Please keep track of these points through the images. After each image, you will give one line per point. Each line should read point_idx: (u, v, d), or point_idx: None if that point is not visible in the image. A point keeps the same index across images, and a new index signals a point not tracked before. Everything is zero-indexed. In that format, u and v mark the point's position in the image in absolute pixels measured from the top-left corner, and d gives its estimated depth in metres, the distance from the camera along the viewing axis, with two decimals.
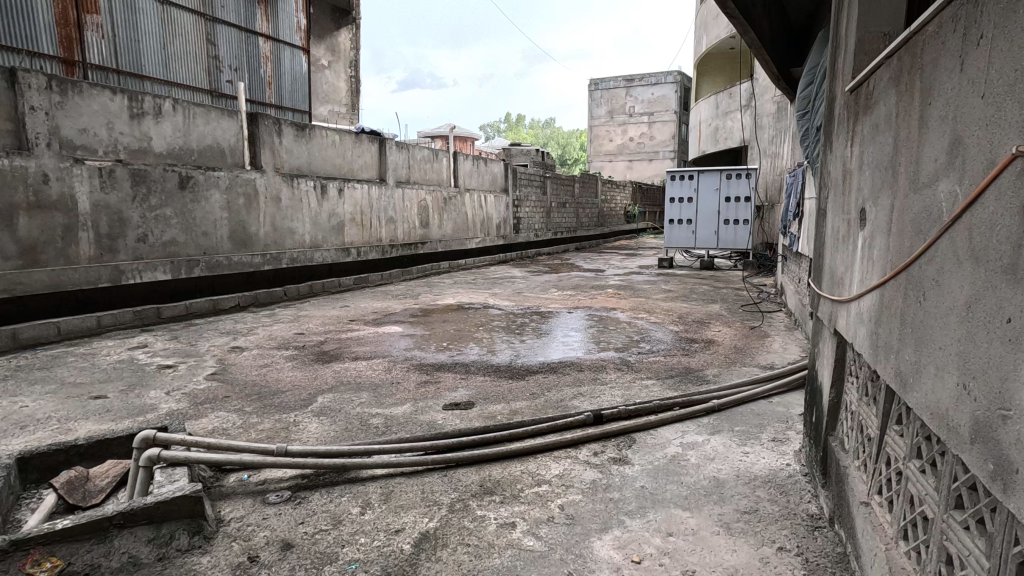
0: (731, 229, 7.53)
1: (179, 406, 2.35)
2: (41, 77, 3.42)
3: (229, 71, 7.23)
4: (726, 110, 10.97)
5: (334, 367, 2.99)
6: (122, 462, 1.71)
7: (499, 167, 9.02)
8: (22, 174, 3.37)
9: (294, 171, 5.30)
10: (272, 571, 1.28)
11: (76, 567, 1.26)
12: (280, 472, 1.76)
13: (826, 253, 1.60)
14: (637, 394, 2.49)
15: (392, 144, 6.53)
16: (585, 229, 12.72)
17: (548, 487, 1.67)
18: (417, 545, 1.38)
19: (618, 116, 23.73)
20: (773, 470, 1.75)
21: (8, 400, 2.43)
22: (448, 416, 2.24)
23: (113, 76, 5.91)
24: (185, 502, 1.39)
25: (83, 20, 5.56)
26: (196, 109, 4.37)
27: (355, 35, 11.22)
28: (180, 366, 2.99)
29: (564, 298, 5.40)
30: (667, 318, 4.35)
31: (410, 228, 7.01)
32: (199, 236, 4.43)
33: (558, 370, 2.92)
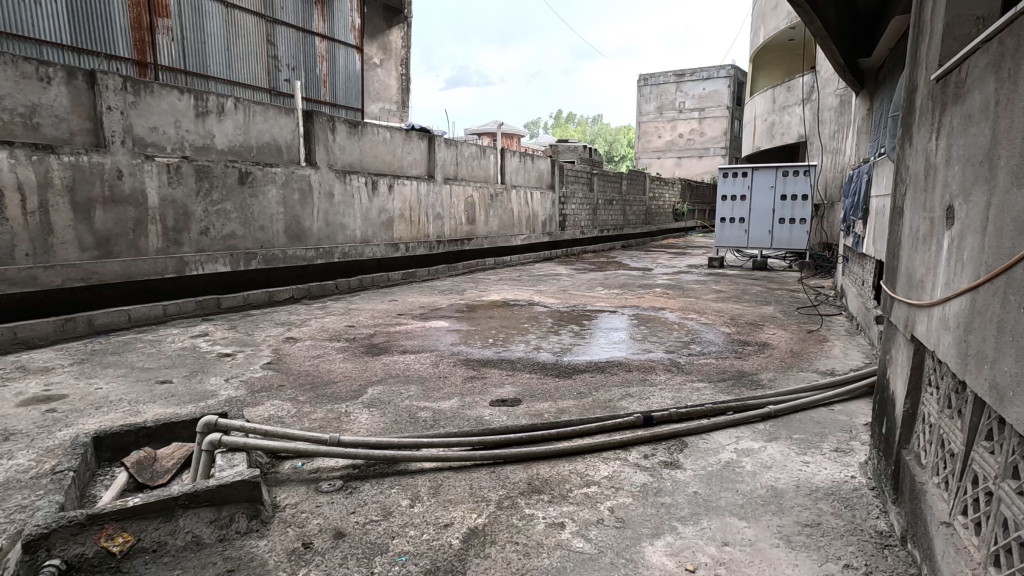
0: (786, 229, 7.22)
1: (238, 393, 2.45)
2: (117, 78, 3.61)
3: (287, 71, 7.48)
4: (783, 104, 10.53)
5: (383, 360, 3.04)
6: (186, 446, 1.79)
7: (546, 164, 8.99)
8: (99, 170, 3.57)
9: (347, 168, 5.43)
10: (326, 559, 1.31)
11: (144, 543, 1.33)
12: (332, 461, 1.79)
13: (903, 254, 1.50)
14: (689, 397, 2.42)
15: (441, 140, 6.59)
16: (632, 227, 12.51)
17: (597, 488, 1.64)
18: (466, 540, 1.38)
19: (668, 112, 23.21)
20: (836, 482, 1.66)
21: (85, 382, 2.60)
22: (495, 412, 2.24)
23: (181, 77, 6.21)
24: (243, 487, 1.44)
25: (155, 24, 5.86)
26: (255, 108, 4.54)
27: (406, 34, 11.38)
28: (238, 355, 3.12)
29: (611, 297, 5.30)
30: (718, 319, 4.21)
31: (457, 224, 7.07)
32: (256, 230, 4.61)
33: (605, 370, 2.88)
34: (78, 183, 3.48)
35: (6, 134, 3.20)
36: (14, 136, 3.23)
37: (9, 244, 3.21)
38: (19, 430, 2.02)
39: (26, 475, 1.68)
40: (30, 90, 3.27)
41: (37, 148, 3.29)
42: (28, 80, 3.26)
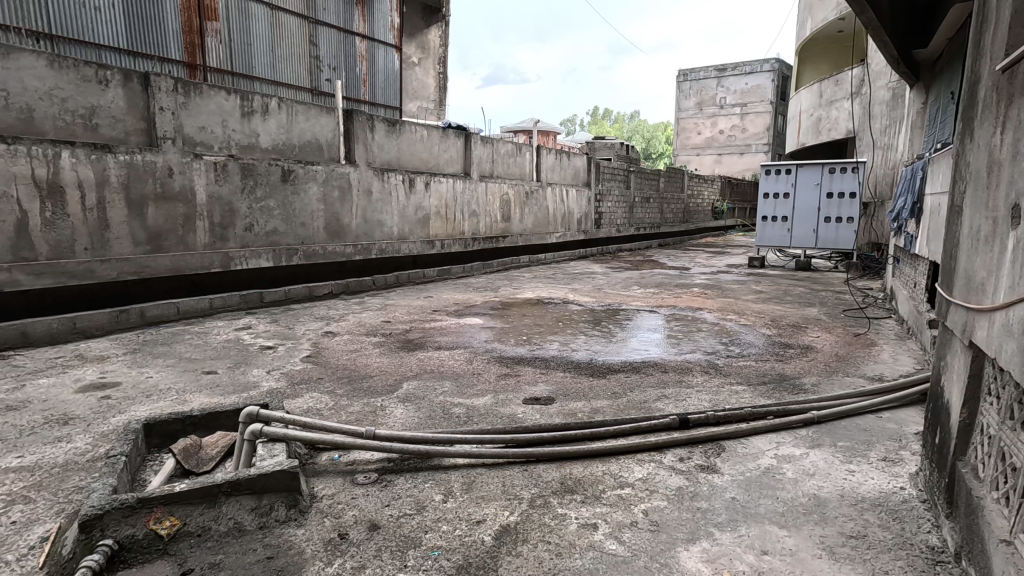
0: (832, 228, 6.96)
1: (278, 385, 2.52)
2: (169, 80, 3.76)
3: (328, 71, 7.64)
4: (831, 98, 10.15)
5: (418, 356, 3.08)
6: (230, 435, 1.85)
7: (582, 161, 8.92)
8: (152, 168, 3.73)
9: (385, 166, 5.51)
10: (361, 550, 1.33)
11: (190, 527, 1.38)
12: (368, 455, 1.82)
13: (962, 255, 1.42)
14: (727, 400, 2.36)
15: (477, 138, 6.63)
16: (670, 225, 12.29)
17: (631, 490, 1.61)
18: (498, 538, 1.38)
19: (708, 108, 22.69)
20: (884, 493, 1.59)
21: (136, 371, 2.72)
22: (528, 410, 2.24)
23: (228, 78, 6.42)
24: (283, 477, 1.48)
25: (204, 27, 6.07)
26: (298, 107, 4.65)
27: (444, 33, 11.48)
28: (279, 348, 3.21)
29: (647, 296, 5.22)
30: (758, 320, 4.10)
31: (492, 222, 7.10)
32: (298, 227, 4.73)
33: (640, 370, 2.84)
34: (132, 181, 3.64)
35: (68, 134, 3.37)
36: (75, 136, 3.40)
37: (70, 239, 3.39)
38: (77, 415, 2.13)
39: (83, 458, 1.77)
40: (89, 92, 3.44)
41: (96, 147, 3.46)
42: (89, 82, 3.43)
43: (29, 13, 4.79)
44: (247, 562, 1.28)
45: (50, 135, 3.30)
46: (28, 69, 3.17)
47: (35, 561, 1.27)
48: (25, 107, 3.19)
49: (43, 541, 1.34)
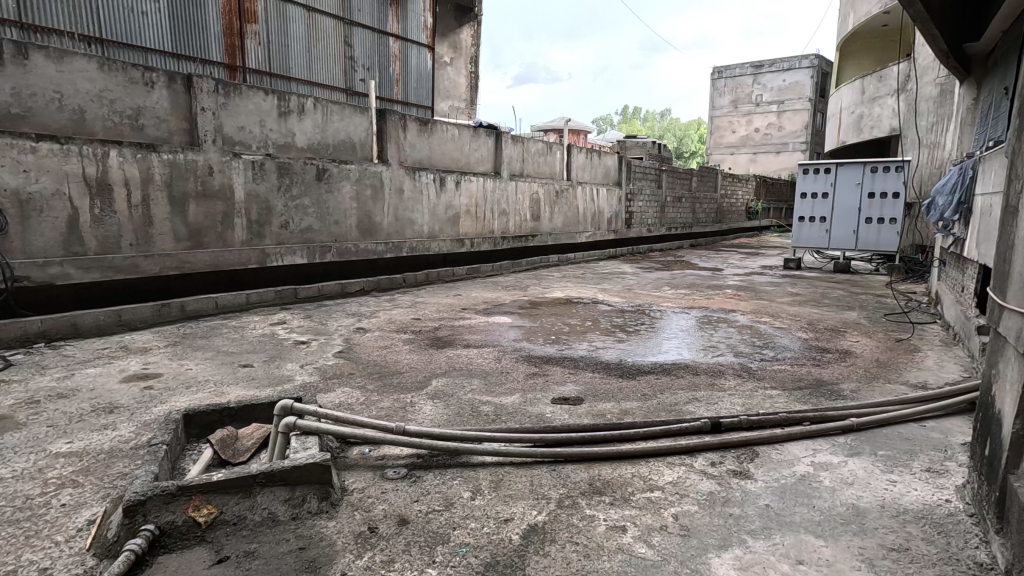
0: (874, 229, 6.72)
1: (311, 379, 2.58)
2: (211, 81, 3.88)
3: (362, 71, 7.77)
4: (873, 95, 9.80)
5: (447, 353, 3.10)
6: (264, 427, 1.90)
7: (613, 160, 8.84)
8: (193, 167, 3.85)
9: (417, 165, 5.57)
10: (390, 544, 1.35)
11: (226, 516, 1.42)
12: (398, 450, 1.84)
13: (1017, 256, 1.34)
14: (761, 405, 2.30)
15: (508, 137, 6.65)
16: (702, 225, 12.07)
17: (660, 493, 1.59)
18: (526, 537, 1.38)
19: (743, 105, 22.20)
20: (928, 505, 1.53)
21: (177, 362, 2.82)
22: (557, 410, 2.23)
23: (266, 79, 6.59)
24: (315, 470, 1.51)
25: (244, 29, 6.24)
26: (333, 107, 4.74)
27: (476, 32, 11.55)
28: (312, 343, 3.28)
29: (678, 297, 5.15)
30: (794, 323, 3.99)
31: (522, 221, 7.10)
32: (331, 224, 4.82)
33: (671, 372, 2.79)
34: (175, 179, 3.77)
35: (116, 134, 3.51)
36: (122, 136, 3.54)
37: (116, 235, 3.52)
38: (122, 404, 2.22)
39: (127, 445, 1.85)
40: (136, 94, 3.57)
41: (142, 147, 3.59)
42: (135, 84, 3.56)
43: (81, 18, 5.00)
44: (280, 552, 1.31)
45: (99, 135, 3.44)
46: (80, 72, 3.31)
47: (82, 543, 1.33)
48: (76, 108, 3.33)
49: (90, 524, 1.40)
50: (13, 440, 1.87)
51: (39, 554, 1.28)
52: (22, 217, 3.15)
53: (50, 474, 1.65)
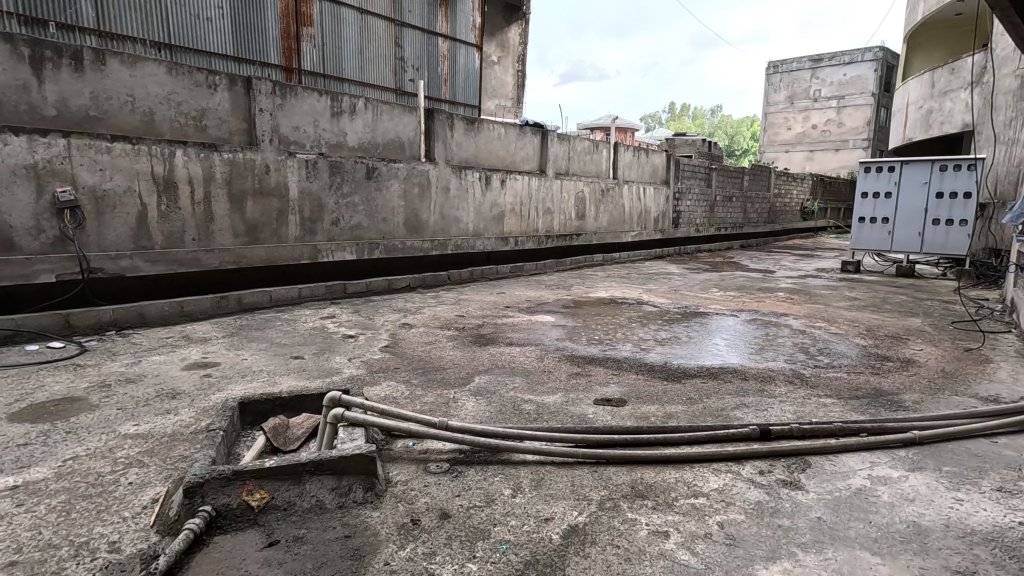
0: (941, 231, 6.28)
1: (359, 372, 2.65)
2: (269, 83, 4.04)
3: (412, 71, 7.91)
4: (944, 88, 9.22)
5: (490, 351, 3.12)
6: (314, 417, 1.97)
7: (661, 158, 8.68)
8: (251, 166, 4.02)
9: (463, 163, 5.64)
10: (432, 537, 1.37)
11: (277, 501, 1.47)
12: (441, 444, 1.87)
13: None
14: (813, 413, 2.21)
15: (554, 136, 6.63)
16: (753, 226, 11.68)
17: (705, 500, 1.55)
18: (566, 537, 1.37)
19: (800, 101, 21.35)
20: (999, 527, 1.43)
21: (234, 352, 2.96)
22: (599, 411, 2.21)
23: (321, 80, 6.80)
24: (361, 460, 1.55)
25: (301, 32, 6.47)
26: (383, 107, 4.85)
27: (524, 31, 11.57)
28: (360, 337, 3.37)
29: (727, 300, 5.00)
30: (851, 329, 3.81)
31: (567, 219, 7.06)
32: (379, 222, 4.94)
33: (718, 376, 2.72)
34: (234, 177, 3.94)
35: (181, 134, 3.70)
36: (187, 136, 3.73)
37: (180, 230, 3.72)
38: (183, 390, 2.35)
39: (188, 430, 1.95)
40: (200, 96, 3.75)
41: (205, 146, 3.77)
42: (200, 87, 3.74)
43: (152, 25, 5.30)
44: (326, 539, 1.36)
45: (166, 135, 3.63)
46: (150, 76, 3.51)
47: (146, 520, 1.41)
48: (146, 111, 3.53)
49: (154, 502, 1.48)
50: (87, 420, 2.01)
51: (109, 528, 1.37)
52: (97, 213, 3.37)
53: (119, 453, 1.76)
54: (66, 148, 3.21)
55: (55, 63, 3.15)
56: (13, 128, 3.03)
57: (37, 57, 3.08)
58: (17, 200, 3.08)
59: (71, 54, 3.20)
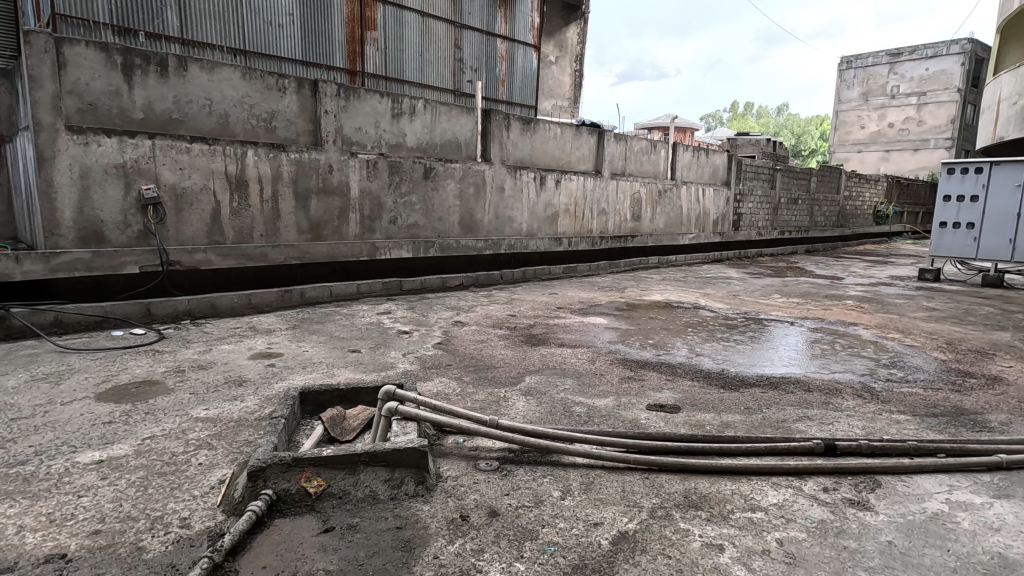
0: None
1: (412, 368, 2.71)
2: (334, 86, 4.19)
3: (470, 72, 8.01)
4: None
5: (541, 351, 3.12)
6: (370, 410, 2.03)
7: (721, 159, 8.40)
8: (316, 165, 4.18)
9: (518, 163, 5.66)
10: (480, 534, 1.38)
11: (333, 489, 1.52)
12: (491, 442, 1.88)
13: None
14: (884, 430, 2.07)
15: (610, 136, 6.56)
16: (820, 230, 11.11)
17: (764, 515, 1.48)
18: (616, 543, 1.35)
19: (875, 98, 20.16)
20: None
21: (296, 344, 3.10)
22: (652, 417, 2.16)
23: (382, 82, 7.00)
24: (413, 454, 1.58)
25: (365, 36, 6.68)
26: (441, 108, 4.93)
27: (582, 30, 11.50)
28: (414, 333, 3.44)
29: (789, 306, 4.78)
30: (929, 341, 3.55)
31: (621, 221, 6.96)
32: (435, 220, 5.03)
33: (779, 386, 2.59)
34: (300, 176, 4.12)
35: (253, 135, 3.90)
36: (258, 137, 3.93)
37: (250, 227, 3.92)
38: (249, 378, 2.48)
39: (252, 416, 2.05)
40: (270, 98, 3.94)
41: (274, 147, 3.96)
42: (270, 90, 3.93)
43: (229, 32, 5.62)
44: (379, 529, 1.39)
45: (239, 136, 3.84)
46: (226, 81, 3.71)
47: (214, 499, 1.49)
48: (222, 113, 3.74)
49: (221, 483, 1.57)
50: (164, 402, 2.16)
51: (181, 505, 1.46)
52: (176, 209, 3.60)
53: (191, 435, 1.87)
54: (151, 148, 3.45)
55: (143, 69, 3.39)
56: (105, 129, 3.29)
57: (127, 64, 3.33)
58: (108, 196, 3.33)
59: (157, 61, 3.43)
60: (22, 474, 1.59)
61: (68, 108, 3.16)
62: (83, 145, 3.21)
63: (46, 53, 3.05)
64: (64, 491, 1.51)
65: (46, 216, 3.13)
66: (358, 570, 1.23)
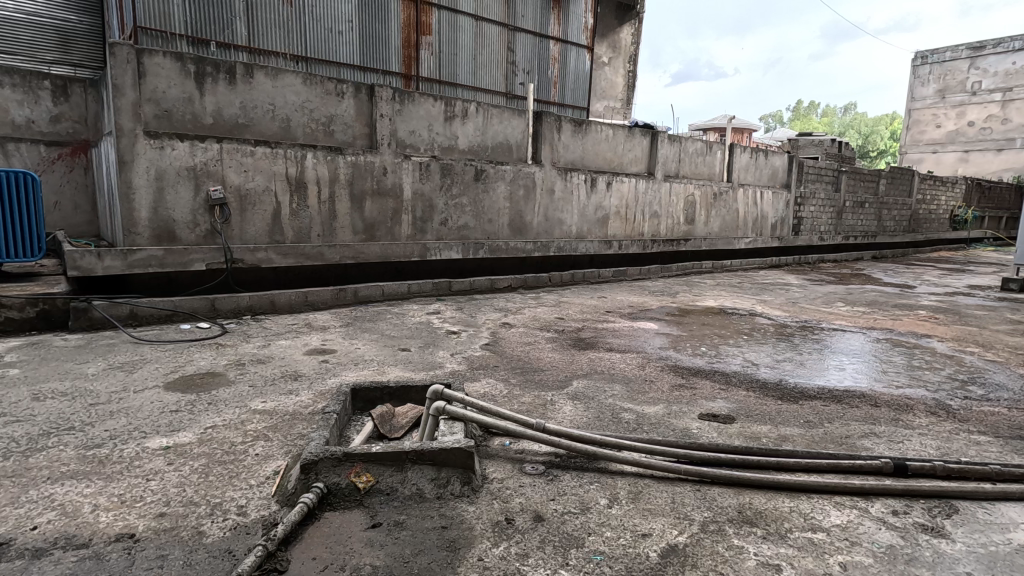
0: None
1: (460, 368, 2.73)
2: (390, 90, 4.29)
3: (522, 75, 8.03)
4: None
5: (589, 355, 3.07)
6: (417, 408, 2.05)
7: (782, 160, 8.07)
8: (371, 168, 4.29)
9: (569, 165, 5.63)
10: (526, 538, 1.36)
11: (381, 486, 1.54)
12: (537, 446, 1.87)
13: None
14: (963, 451, 1.91)
15: (664, 137, 6.42)
16: (889, 235, 10.48)
17: (825, 536, 1.40)
18: (665, 556, 1.30)
19: (953, 96, 18.85)
20: None
21: (350, 341, 3.18)
22: (704, 427, 2.08)
23: (436, 86, 7.12)
24: (460, 454, 1.59)
25: (420, 41, 6.82)
26: (493, 111, 4.97)
27: (637, 30, 11.34)
28: (462, 333, 3.47)
29: (855, 315, 4.52)
30: (1014, 357, 3.27)
31: (674, 224, 6.80)
32: (485, 222, 5.07)
33: (842, 400, 2.45)
34: (356, 179, 4.23)
35: (313, 139, 4.04)
36: (318, 141, 4.07)
37: (308, 227, 4.07)
38: (305, 373, 2.56)
39: (306, 410, 2.11)
40: (329, 103, 4.07)
41: (332, 150, 4.09)
42: (330, 95, 4.06)
43: (293, 40, 5.85)
44: (425, 528, 1.40)
45: (300, 140, 3.99)
46: (289, 86, 3.86)
47: (268, 490, 1.54)
48: (284, 118, 3.89)
49: (275, 474, 1.62)
50: (226, 394, 2.26)
51: (240, 494, 1.52)
52: (241, 210, 3.79)
53: (249, 426, 1.95)
54: (219, 152, 3.63)
55: (214, 77, 3.57)
56: (179, 134, 3.49)
57: (199, 72, 3.51)
58: (180, 197, 3.53)
59: (227, 69, 3.61)
60: (98, 456, 1.70)
61: (146, 114, 3.38)
62: (158, 149, 3.42)
63: (128, 64, 3.26)
64: (134, 474, 1.60)
65: (125, 216, 3.35)
66: (404, 567, 1.24)
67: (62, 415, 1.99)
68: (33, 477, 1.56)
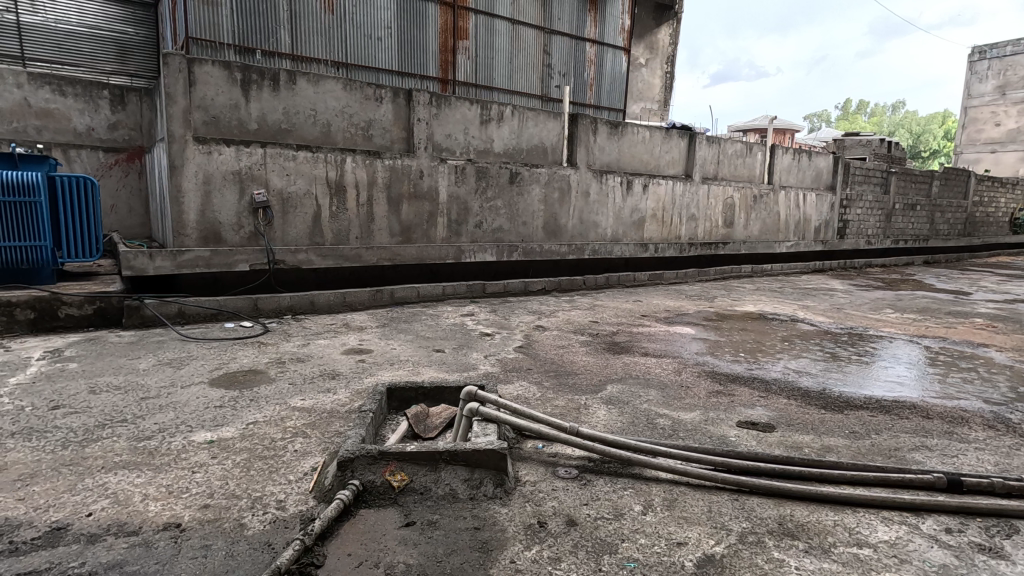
0: None
1: (493, 369, 2.74)
2: (426, 95, 4.35)
3: (558, 77, 8.02)
4: None
5: (624, 359, 3.03)
6: (451, 409, 2.07)
7: (826, 161, 7.81)
8: (408, 171, 4.36)
9: (605, 168, 5.59)
10: (558, 542, 1.35)
11: (415, 485, 1.56)
12: (570, 450, 1.85)
13: None
14: (1023, 468, 1.81)
15: (702, 138, 6.30)
16: (942, 239, 9.99)
17: (872, 552, 1.34)
18: (701, 566, 1.27)
19: (1014, 92, 17.85)
20: None
21: (386, 341, 3.24)
22: (742, 434, 2.03)
23: (472, 89, 7.18)
24: (493, 456, 1.60)
25: (457, 46, 6.90)
26: (528, 113, 4.98)
27: (675, 30, 11.17)
28: (496, 336, 3.48)
29: (904, 322, 4.33)
30: None
31: (712, 226, 6.65)
32: (520, 225, 5.08)
33: (890, 411, 2.34)
34: (393, 182, 4.31)
35: (352, 143, 4.13)
36: (357, 145, 4.15)
37: (347, 229, 4.16)
38: (342, 372, 2.62)
39: (343, 408, 2.16)
40: (368, 108, 4.15)
41: (371, 154, 4.18)
42: (369, 100, 4.14)
43: (334, 47, 6.01)
44: (458, 528, 1.40)
45: (340, 144, 4.08)
46: (330, 92, 3.96)
47: (306, 486, 1.58)
48: (325, 123, 3.99)
49: (313, 471, 1.66)
50: (267, 391, 2.33)
51: (279, 488, 1.56)
52: (283, 212, 3.90)
53: (289, 423, 2.00)
54: (263, 156, 3.76)
55: (259, 84, 3.69)
56: (226, 140, 3.62)
57: (245, 80, 3.64)
58: (226, 200, 3.66)
59: (271, 76, 3.73)
60: (147, 448, 1.77)
61: (196, 121, 3.52)
62: (206, 154, 3.56)
63: (180, 72, 3.41)
64: (180, 466, 1.66)
65: (176, 218, 3.50)
66: (437, 567, 1.25)
67: (116, 408, 2.08)
68: (89, 466, 1.64)
